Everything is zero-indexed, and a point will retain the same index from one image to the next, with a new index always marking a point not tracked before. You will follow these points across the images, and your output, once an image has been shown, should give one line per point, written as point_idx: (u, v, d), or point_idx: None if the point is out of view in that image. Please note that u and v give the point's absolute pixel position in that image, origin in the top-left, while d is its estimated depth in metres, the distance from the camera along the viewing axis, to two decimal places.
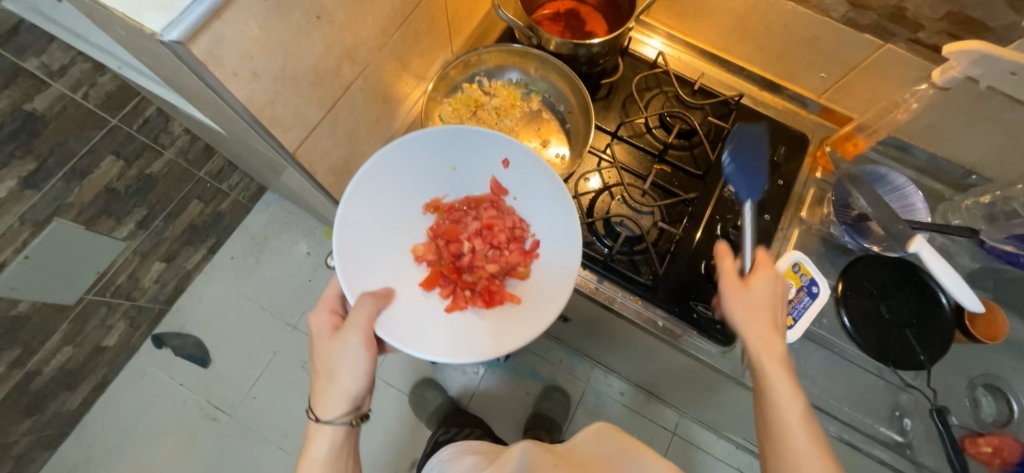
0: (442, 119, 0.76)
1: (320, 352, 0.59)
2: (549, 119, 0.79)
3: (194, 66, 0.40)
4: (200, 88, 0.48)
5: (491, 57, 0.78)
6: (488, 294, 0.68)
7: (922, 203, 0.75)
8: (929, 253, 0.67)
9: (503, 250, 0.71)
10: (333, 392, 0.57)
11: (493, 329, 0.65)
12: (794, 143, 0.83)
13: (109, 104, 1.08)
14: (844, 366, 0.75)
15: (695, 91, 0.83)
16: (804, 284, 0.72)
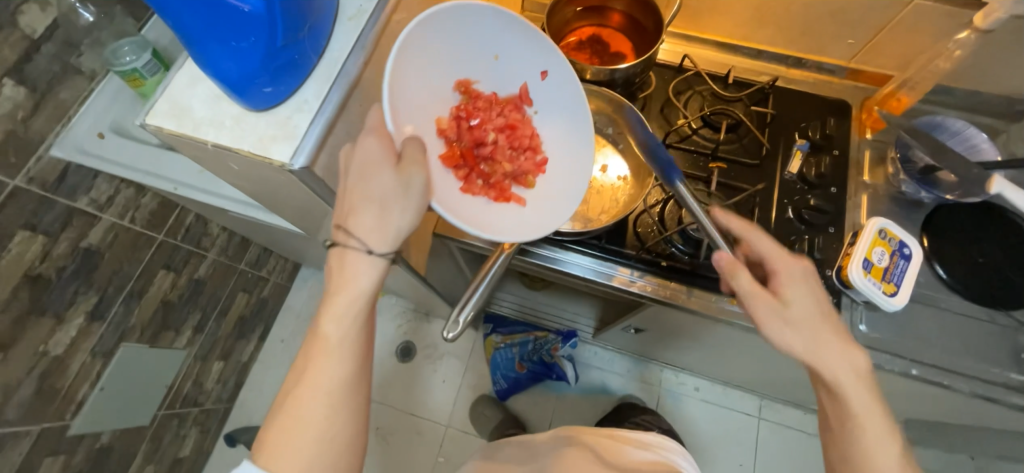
0: None
1: (362, 179, 0.44)
2: (598, 143, 0.79)
3: (312, 181, 0.44)
4: (299, 195, 0.49)
5: None
6: (501, 192, 0.56)
7: (987, 141, 0.75)
8: (1012, 191, 0.66)
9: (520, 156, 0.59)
10: (376, 226, 0.45)
11: (510, 222, 0.55)
12: (838, 111, 0.83)
13: (154, 221, 1.08)
14: (950, 319, 0.72)
15: (728, 84, 0.84)
16: (895, 247, 0.71)
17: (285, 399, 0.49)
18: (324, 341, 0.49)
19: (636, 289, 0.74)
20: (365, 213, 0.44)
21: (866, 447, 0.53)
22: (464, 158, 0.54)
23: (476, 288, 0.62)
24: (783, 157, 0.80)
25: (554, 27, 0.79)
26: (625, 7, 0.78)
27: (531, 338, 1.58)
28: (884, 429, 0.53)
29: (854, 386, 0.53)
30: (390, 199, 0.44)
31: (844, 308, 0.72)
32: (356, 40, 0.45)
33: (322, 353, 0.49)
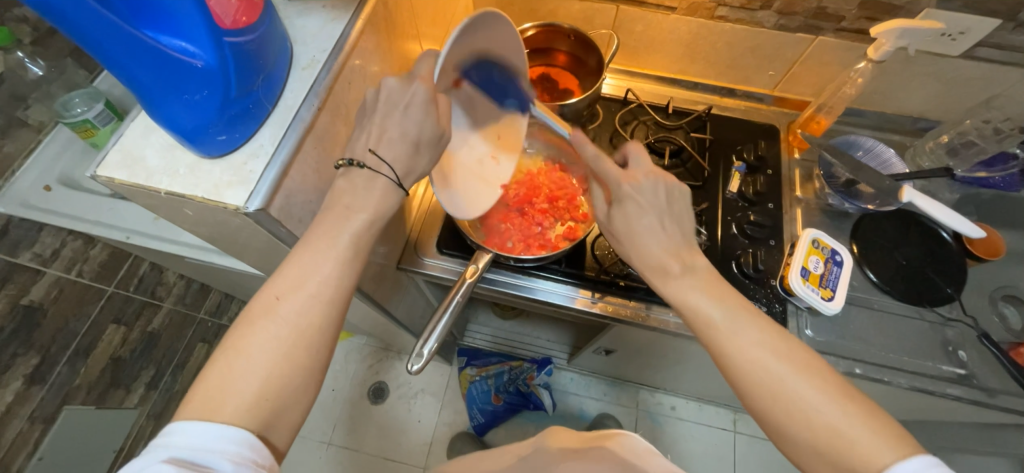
0: None
1: (402, 119, 0.48)
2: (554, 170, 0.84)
3: (269, 223, 0.45)
4: (254, 233, 0.50)
5: None
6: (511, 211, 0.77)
7: (895, 156, 0.84)
8: (920, 198, 0.75)
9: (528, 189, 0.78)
10: (401, 164, 0.49)
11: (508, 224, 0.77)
12: (768, 135, 0.91)
13: (103, 274, 1.04)
14: (885, 318, 0.78)
15: (669, 114, 0.91)
16: (828, 256, 0.78)
17: (264, 312, 0.44)
18: (324, 247, 0.46)
19: (597, 309, 0.77)
20: (393, 147, 0.48)
21: (823, 432, 0.45)
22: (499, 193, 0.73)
23: (438, 318, 0.63)
24: (723, 177, 0.87)
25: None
26: (569, 49, 0.85)
27: (507, 368, 1.57)
28: (834, 402, 0.45)
29: (783, 360, 0.48)
30: (425, 139, 0.49)
31: (790, 316, 0.78)
32: (310, 87, 0.47)
33: (317, 260, 0.46)
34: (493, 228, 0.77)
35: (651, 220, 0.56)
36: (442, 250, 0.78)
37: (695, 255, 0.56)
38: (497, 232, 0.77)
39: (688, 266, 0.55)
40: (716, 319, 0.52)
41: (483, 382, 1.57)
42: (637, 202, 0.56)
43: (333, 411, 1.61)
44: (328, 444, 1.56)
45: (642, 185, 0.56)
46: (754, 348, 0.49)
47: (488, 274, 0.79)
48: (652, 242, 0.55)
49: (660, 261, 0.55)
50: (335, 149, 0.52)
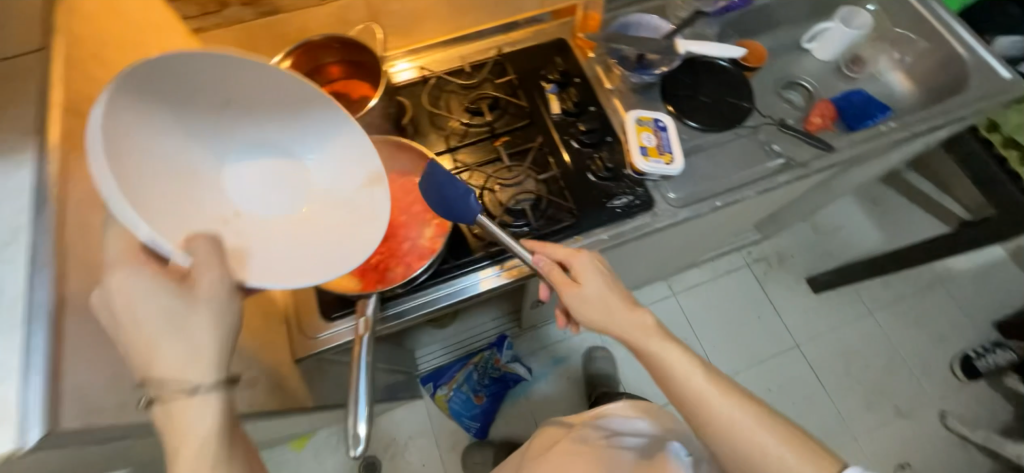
0: None
1: (194, 332, 0.45)
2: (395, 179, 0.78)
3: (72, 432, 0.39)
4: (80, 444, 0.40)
5: None
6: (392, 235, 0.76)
7: (658, 19, 0.94)
8: (693, 45, 0.88)
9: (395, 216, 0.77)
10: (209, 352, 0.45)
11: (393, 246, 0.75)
12: (561, 49, 0.96)
13: None
14: (717, 151, 0.90)
15: (468, 72, 0.91)
16: (655, 126, 0.86)
17: None
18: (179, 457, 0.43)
19: (502, 281, 0.77)
20: (203, 339, 0.45)
21: (750, 445, 0.57)
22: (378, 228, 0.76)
23: (354, 387, 0.57)
24: (544, 104, 0.90)
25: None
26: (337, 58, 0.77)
27: (472, 367, 1.54)
28: (759, 428, 0.57)
29: (723, 391, 0.60)
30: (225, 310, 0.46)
31: (653, 190, 0.85)
32: (26, 268, 0.39)
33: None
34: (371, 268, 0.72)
35: (599, 285, 0.65)
36: (330, 317, 0.72)
37: (635, 306, 0.66)
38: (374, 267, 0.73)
39: (634, 321, 0.64)
40: (674, 363, 0.62)
41: (459, 392, 1.54)
42: (591, 288, 0.65)
43: None
44: None
45: (589, 283, 0.65)
46: (704, 386, 0.60)
47: (386, 311, 0.74)
48: (618, 307, 0.64)
49: (633, 321, 0.64)
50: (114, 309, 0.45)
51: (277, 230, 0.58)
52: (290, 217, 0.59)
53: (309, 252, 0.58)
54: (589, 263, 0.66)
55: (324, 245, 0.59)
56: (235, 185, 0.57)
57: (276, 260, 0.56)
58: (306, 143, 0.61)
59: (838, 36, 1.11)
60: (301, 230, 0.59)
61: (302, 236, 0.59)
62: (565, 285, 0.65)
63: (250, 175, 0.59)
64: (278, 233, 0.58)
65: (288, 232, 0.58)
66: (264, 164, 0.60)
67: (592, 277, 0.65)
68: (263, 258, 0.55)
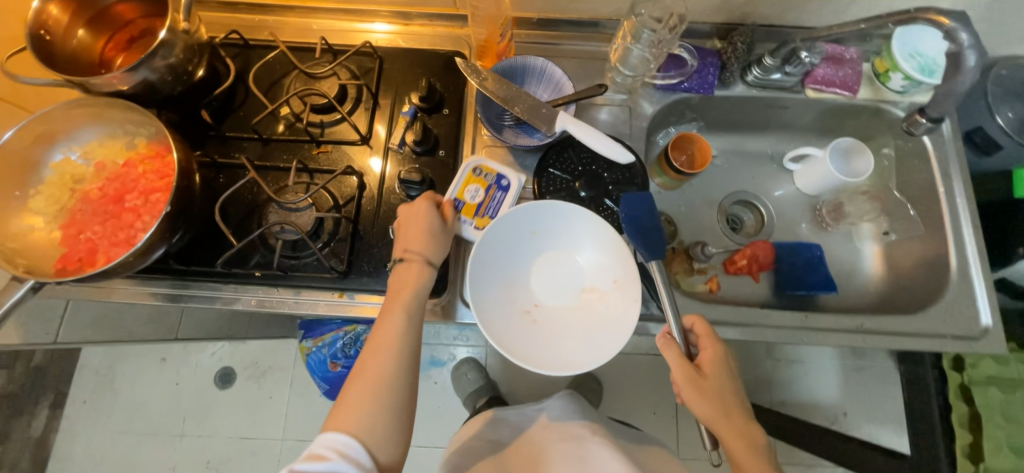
0: (34, 209, 0.64)
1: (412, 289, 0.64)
2: (156, 153, 0.67)
3: None
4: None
5: (50, 120, 0.64)
6: (118, 213, 0.65)
7: (564, 74, 0.73)
8: (572, 124, 0.68)
9: (130, 195, 0.65)
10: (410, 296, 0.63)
11: (107, 229, 0.64)
12: (450, 66, 0.79)
13: None
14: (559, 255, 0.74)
15: (326, 58, 0.77)
16: (494, 180, 0.72)
17: None
18: None
19: (243, 305, 0.69)
20: (435, 246, 0.65)
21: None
22: (112, 201, 0.65)
23: None
24: (390, 128, 0.76)
25: (81, 56, 0.68)
26: None
27: (342, 334, 1.49)
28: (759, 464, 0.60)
29: (725, 419, 0.61)
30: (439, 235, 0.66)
31: (455, 276, 0.72)
32: None
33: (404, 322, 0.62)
34: (72, 243, 0.63)
35: (709, 341, 0.65)
36: None
37: (713, 353, 0.64)
38: (71, 245, 0.63)
39: (706, 349, 0.64)
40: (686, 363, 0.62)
41: (320, 351, 1.51)
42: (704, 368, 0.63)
43: (181, 404, 1.59)
44: (182, 435, 1.57)
45: (716, 377, 0.63)
46: (699, 403, 0.62)
47: (143, 286, 0.70)
48: (682, 363, 0.62)
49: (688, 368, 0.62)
50: None
51: (536, 303, 0.69)
52: (530, 326, 0.67)
53: (534, 327, 0.67)
54: (707, 342, 0.65)
55: (593, 331, 0.66)
56: (523, 281, 0.71)
57: (541, 336, 0.67)
58: (583, 240, 0.71)
59: (818, 169, 0.84)
60: (538, 328, 0.67)
61: (534, 331, 0.67)
62: (689, 382, 0.62)
63: (506, 270, 0.70)
64: (535, 321, 0.68)
65: (533, 328, 0.67)
66: (537, 264, 0.72)
67: (688, 383, 0.62)
68: (540, 337, 0.66)
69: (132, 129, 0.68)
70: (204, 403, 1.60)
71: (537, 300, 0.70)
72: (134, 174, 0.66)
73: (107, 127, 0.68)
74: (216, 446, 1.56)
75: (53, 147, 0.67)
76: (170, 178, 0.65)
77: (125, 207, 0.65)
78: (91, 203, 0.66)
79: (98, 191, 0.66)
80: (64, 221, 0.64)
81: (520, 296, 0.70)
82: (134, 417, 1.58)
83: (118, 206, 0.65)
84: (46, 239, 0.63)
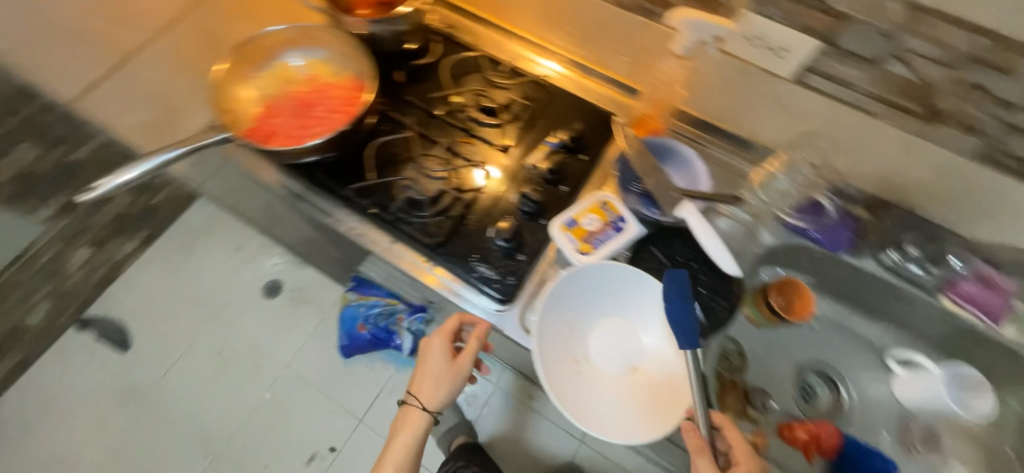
0: (253, 87, 0.80)
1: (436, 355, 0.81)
2: (350, 86, 0.80)
3: None
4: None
5: (299, 32, 0.81)
6: (303, 117, 0.78)
7: (706, 173, 0.77)
8: (695, 218, 0.71)
9: (318, 107, 0.79)
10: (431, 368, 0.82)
11: (289, 124, 0.77)
12: (602, 124, 0.86)
13: (24, 93, 1.19)
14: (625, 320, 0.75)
15: (509, 74, 0.89)
16: (613, 220, 0.76)
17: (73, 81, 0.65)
18: None
19: (348, 230, 0.78)
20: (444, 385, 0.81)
21: None
22: (304, 106, 0.79)
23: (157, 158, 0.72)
24: (530, 149, 0.84)
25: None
26: None
27: (383, 302, 1.61)
28: None
29: None
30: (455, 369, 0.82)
31: (523, 295, 0.75)
32: None
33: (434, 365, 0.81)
34: (261, 123, 0.77)
35: None
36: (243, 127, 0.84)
37: None
38: (263, 120, 0.78)
39: None
40: None
41: (357, 308, 1.60)
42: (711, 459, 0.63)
43: (229, 292, 1.75)
44: (214, 318, 1.71)
45: None
46: None
47: (285, 178, 0.82)
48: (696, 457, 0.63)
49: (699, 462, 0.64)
50: None
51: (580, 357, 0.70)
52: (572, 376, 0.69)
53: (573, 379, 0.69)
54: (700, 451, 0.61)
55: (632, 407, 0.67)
56: (583, 332, 0.72)
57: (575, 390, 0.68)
58: (656, 323, 0.71)
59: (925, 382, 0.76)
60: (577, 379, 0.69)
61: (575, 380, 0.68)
62: None
63: (572, 316, 0.72)
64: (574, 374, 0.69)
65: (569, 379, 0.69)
66: (601, 322, 0.73)
67: None
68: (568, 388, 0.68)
69: (344, 60, 0.82)
70: (246, 301, 1.74)
71: (590, 356, 0.72)
72: (330, 92, 0.80)
73: (329, 52, 0.83)
74: (234, 342, 1.68)
75: (287, 49, 0.83)
76: (352, 109, 0.78)
77: (310, 114, 0.78)
78: (293, 98, 0.80)
79: (299, 95, 0.81)
80: (270, 102, 0.80)
81: (576, 345, 0.72)
82: (189, 283, 1.76)
83: (306, 112, 0.79)
84: (249, 113, 0.78)
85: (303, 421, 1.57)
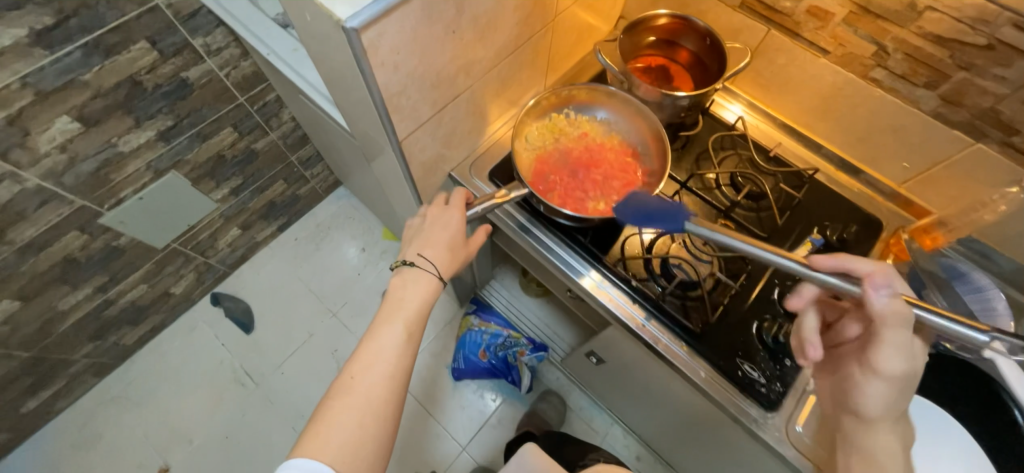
0: (527, 138, 0.79)
1: (442, 225, 0.78)
2: (626, 154, 0.80)
3: (329, 52, 0.58)
4: (351, 81, 0.58)
5: (580, 92, 0.80)
6: (582, 180, 0.77)
7: (1004, 307, 0.71)
8: (1005, 362, 0.65)
9: (595, 169, 0.78)
10: (434, 235, 0.77)
11: (570, 185, 0.77)
12: (869, 226, 0.81)
13: (242, 84, 1.25)
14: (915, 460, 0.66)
15: (770, 158, 0.86)
16: None
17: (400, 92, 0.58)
18: (357, 105, 0.65)
19: (603, 299, 0.77)
20: (448, 215, 0.78)
21: None
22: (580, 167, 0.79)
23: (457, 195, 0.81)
24: (792, 243, 0.80)
25: (625, 46, 0.82)
26: (694, 47, 0.82)
27: (503, 334, 1.59)
28: None
29: None
30: (455, 253, 0.78)
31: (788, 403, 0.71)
32: None
33: (444, 218, 0.78)
34: (542, 182, 0.76)
35: None
36: (493, 178, 0.84)
37: None
38: (543, 178, 0.77)
39: None
40: None
41: (479, 334, 1.60)
42: (811, 318, 0.59)
43: (349, 292, 1.76)
44: (333, 315, 1.72)
45: None
46: None
47: (539, 232, 0.81)
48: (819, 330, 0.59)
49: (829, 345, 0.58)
50: (438, 24, 0.55)
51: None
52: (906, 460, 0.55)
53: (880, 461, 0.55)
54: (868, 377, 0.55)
55: None
56: None
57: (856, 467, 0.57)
58: None
59: None
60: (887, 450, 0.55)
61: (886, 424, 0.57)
62: None
63: None
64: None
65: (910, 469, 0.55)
66: None
67: None
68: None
69: (620, 124, 0.81)
70: (364, 304, 1.74)
71: None
72: (605, 157, 0.79)
73: (601, 112, 0.82)
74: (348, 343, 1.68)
75: (560, 105, 0.81)
76: (631, 178, 0.78)
77: (588, 177, 0.78)
78: (565, 157, 0.79)
79: (573, 153, 0.80)
80: (539, 159, 0.78)
81: None
82: (313, 275, 1.78)
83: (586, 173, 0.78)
84: (527, 165, 0.77)
85: (409, 441, 1.55)
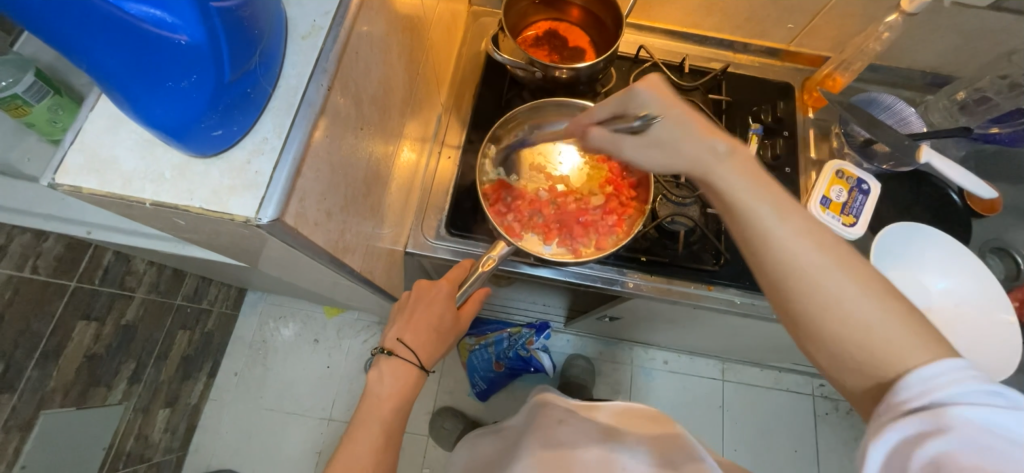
0: (490, 182, 0.74)
1: (426, 311, 0.63)
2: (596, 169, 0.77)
3: (222, 229, 0.42)
4: (274, 248, 0.43)
5: (533, 113, 0.76)
6: (564, 212, 0.74)
7: (914, 114, 0.81)
8: (939, 159, 0.71)
9: (574, 195, 0.75)
10: (417, 321, 0.62)
11: (551, 221, 0.73)
12: (784, 95, 0.87)
13: (62, 268, 0.92)
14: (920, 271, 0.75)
15: (684, 73, 0.85)
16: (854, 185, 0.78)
17: (316, 191, 0.38)
18: (285, 257, 0.49)
19: (622, 287, 0.74)
20: (433, 292, 0.63)
21: None
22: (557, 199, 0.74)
23: (439, 251, 0.74)
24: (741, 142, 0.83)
25: (511, 20, 0.76)
26: (582, 2, 0.76)
27: (506, 335, 1.34)
28: None
29: None
30: (444, 333, 0.64)
31: None
32: (315, 63, 0.37)
33: (436, 293, 0.64)
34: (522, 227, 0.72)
35: None
36: (450, 231, 0.73)
37: None
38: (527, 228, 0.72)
39: None
40: None
41: (484, 350, 1.38)
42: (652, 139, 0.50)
43: (330, 389, 1.49)
44: (328, 420, 1.46)
45: None
46: None
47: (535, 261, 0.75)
48: (685, 128, 0.49)
49: (702, 146, 0.48)
50: (345, 134, 0.42)
51: (894, 368, 0.40)
52: (850, 274, 0.42)
53: (811, 278, 0.42)
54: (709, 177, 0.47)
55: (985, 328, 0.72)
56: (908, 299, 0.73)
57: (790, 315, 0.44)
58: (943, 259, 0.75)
59: None
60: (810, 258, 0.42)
61: (801, 225, 0.44)
62: None
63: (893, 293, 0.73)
64: (864, 293, 0.41)
65: (855, 280, 0.41)
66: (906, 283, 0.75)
67: None
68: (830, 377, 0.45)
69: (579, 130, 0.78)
70: (354, 391, 1.49)
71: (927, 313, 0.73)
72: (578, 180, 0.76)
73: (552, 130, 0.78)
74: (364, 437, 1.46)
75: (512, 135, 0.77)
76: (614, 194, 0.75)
77: (570, 206, 0.74)
78: (541, 194, 0.75)
79: (544, 187, 0.75)
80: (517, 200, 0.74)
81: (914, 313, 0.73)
82: (278, 398, 1.48)
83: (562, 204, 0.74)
84: (497, 210, 0.72)
85: None
